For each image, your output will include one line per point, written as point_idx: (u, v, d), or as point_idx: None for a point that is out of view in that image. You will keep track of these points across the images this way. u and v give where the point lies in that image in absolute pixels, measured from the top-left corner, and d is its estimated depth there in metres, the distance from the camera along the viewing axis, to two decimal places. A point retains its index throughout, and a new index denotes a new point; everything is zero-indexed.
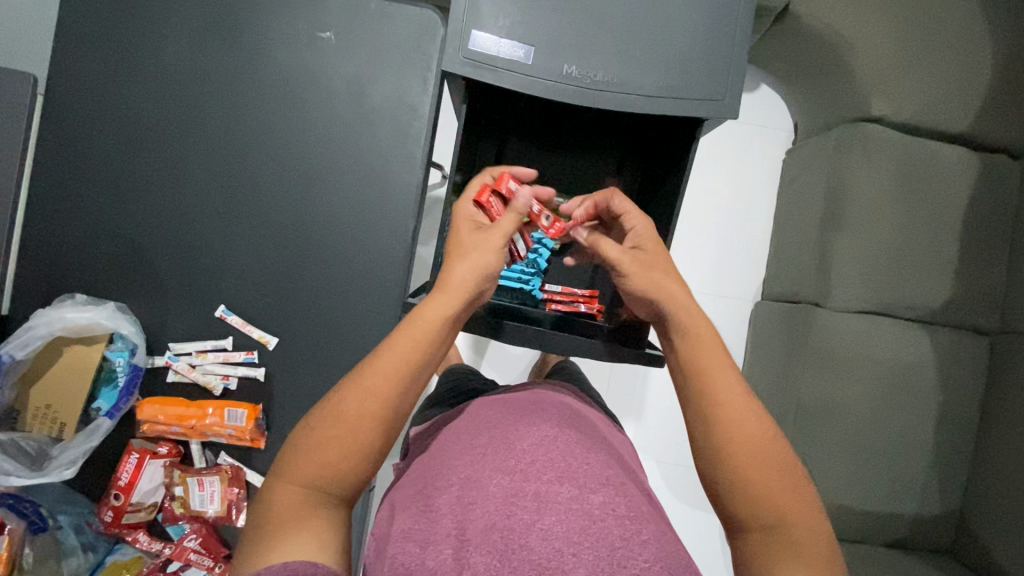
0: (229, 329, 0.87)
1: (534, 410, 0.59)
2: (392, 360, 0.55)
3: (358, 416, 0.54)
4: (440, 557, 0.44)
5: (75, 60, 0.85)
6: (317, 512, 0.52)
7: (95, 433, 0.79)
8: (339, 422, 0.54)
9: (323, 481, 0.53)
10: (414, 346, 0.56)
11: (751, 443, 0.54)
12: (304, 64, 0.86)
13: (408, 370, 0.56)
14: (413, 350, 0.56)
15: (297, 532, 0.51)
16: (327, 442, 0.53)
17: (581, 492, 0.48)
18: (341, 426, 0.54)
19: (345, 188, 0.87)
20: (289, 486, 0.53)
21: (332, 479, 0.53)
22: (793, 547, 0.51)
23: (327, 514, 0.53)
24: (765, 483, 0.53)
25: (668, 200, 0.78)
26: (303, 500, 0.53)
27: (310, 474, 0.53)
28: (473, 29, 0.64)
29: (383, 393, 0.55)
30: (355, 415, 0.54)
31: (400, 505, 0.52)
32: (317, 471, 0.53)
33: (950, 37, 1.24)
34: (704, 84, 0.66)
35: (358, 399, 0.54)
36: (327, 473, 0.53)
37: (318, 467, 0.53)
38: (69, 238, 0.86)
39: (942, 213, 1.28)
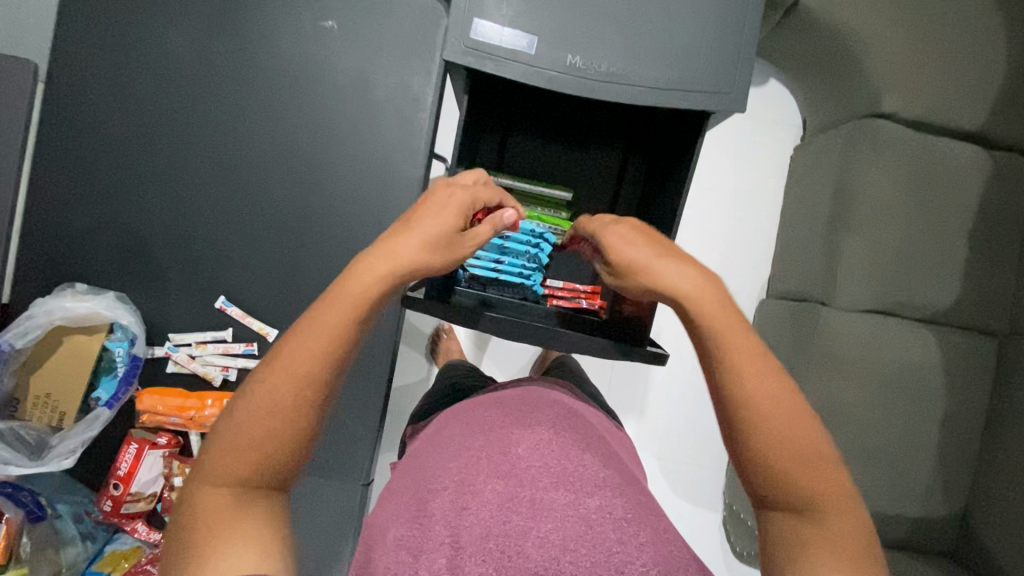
0: (229, 320, 0.86)
1: (528, 411, 0.58)
2: (316, 333, 0.47)
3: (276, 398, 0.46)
4: (434, 567, 0.43)
5: (76, 49, 0.84)
6: (246, 511, 0.45)
7: (95, 422, 0.79)
8: (253, 416, 0.46)
9: (247, 478, 0.46)
10: (340, 316, 0.48)
11: (782, 434, 0.51)
12: (305, 54, 0.85)
13: (334, 341, 0.47)
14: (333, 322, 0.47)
15: (229, 537, 0.43)
16: (244, 432, 0.46)
17: (578, 496, 0.48)
18: (256, 414, 0.46)
19: (346, 179, 0.86)
20: (208, 487, 0.45)
21: (257, 474, 0.46)
22: (830, 536, 0.49)
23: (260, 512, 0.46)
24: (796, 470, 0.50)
25: (671, 193, 0.77)
26: (228, 502, 0.45)
27: (231, 468, 0.45)
28: (476, 18, 0.63)
29: (302, 370, 0.46)
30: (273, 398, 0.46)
31: (391, 510, 0.51)
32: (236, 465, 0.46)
33: (965, 33, 1.22)
34: (712, 76, 0.65)
35: (271, 387, 0.46)
36: (249, 466, 0.45)
37: (236, 462, 0.45)
38: (69, 229, 0.86)
39: (953, 213, 1.26)
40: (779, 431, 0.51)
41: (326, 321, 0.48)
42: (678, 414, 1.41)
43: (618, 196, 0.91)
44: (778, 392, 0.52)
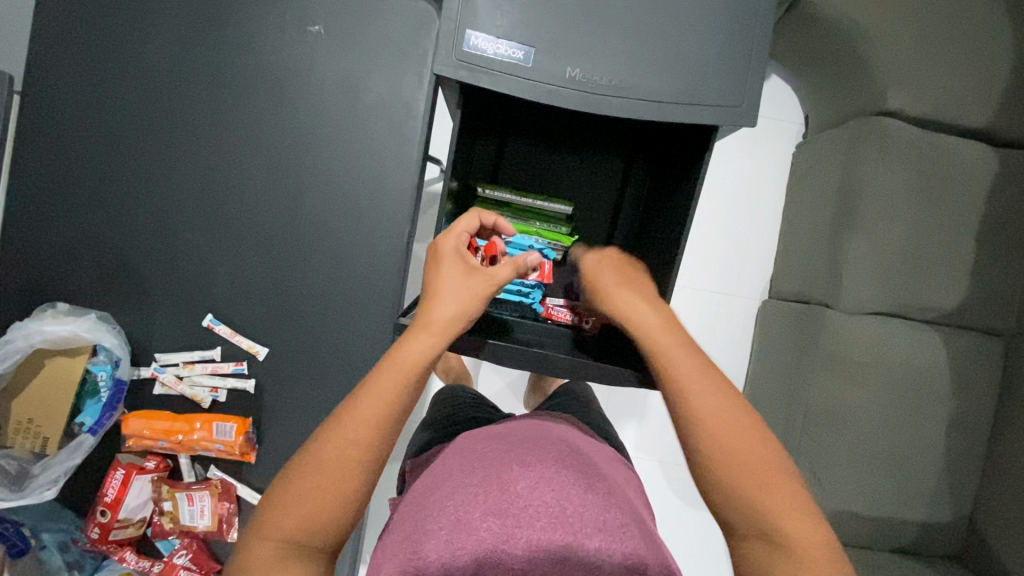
0: (217, 339, 0.83)
1: (530, 441, 0.55)
2: (374, 402, 0.51)
3: (339, 461, 0.49)
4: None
5: (51, 57, 0.81)
6: (294, 566, 0.47)
7: (78, 450, 0.77)
8: (312, 473, 0.49)
9: (297, 534, 0.47)
10: (397, 384, 0.52)
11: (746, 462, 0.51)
12: (292, 60, 0.81)
13: (390, 408, 0.51)
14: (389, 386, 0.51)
15: None
16: (305, 493, 0.48)
17: (577, 540, 0.45)
18: (318, 476, 0.48)
19: (337, 192, 0.83)
20: (264, 541, 0.47)
21: (307, 531, 0.48)
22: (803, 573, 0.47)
23: (306, 567, 0.47)
24: (756, 490, 0.50)
25: (676, 205, 0.73)
26: (276, 556, 0.47)
27: (288, 526, 0.47)
28: (468, 29, 0.60)
29: (362, 436, 0.50)
30: (335, 462, 0.49)
31: (388, 543, 0.49)
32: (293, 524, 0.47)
33: (973, 27, 1.18)
34: (719, 87, 0.62)
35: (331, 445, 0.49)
36: (307, 524, 0.48)
37: (289, 517, 0.48)
38: (49, 246, 0.82)
39: (960, 213, 1.23)
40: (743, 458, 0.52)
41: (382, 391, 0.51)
42: None
43: (621, 206, 0.87)
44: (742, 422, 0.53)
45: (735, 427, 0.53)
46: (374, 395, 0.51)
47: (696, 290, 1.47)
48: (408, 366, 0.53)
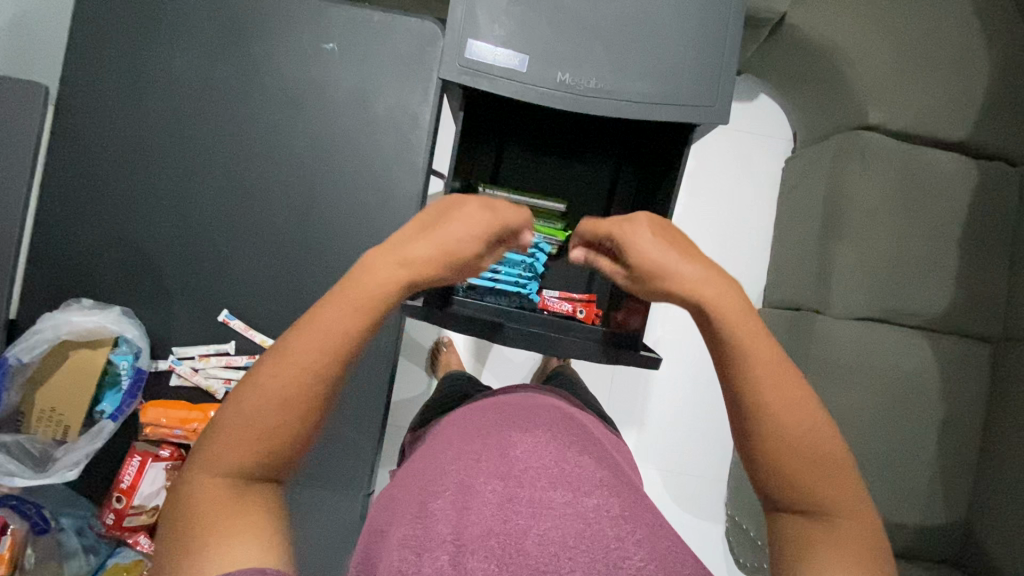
0: (232, 333, 0.88)
1: (526, 415, 0.60)
2: (330, 334, 0.47)
3: (287, 391, 0.47)
4: (437, 563, 0.43)
5: (86, 73, 0.88)
6: (245, 500, 0.48)
7: (99, 435, 0.80)
8: (256, 399, 0.47)
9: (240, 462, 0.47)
10: (356, 317, 0.49)
11: (795, 438, 0.52)
12: (308, 74, 0.88)
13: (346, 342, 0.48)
14: (342, 321, 0.48)
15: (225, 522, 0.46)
16: (253, 421, 0.47)
17: (575, 497, 0.49)
18: (264, 403, 0.47)
19: (347, 195, 0.89)
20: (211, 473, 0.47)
21: (248, 461, 0.47)
22: (841, 536, 0.51)
23: (259, 500, 0.48)
24: (806, 472, 0.52)
25: (661, 202, 0.79)
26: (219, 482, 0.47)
27: (234, 456, 0.47)
28: (470, 39, 0.66)
29: (314, 367, 0.47)
30: (285, 392, 0.47)
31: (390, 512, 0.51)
32: (241, 454, 0.47)
33: (946, 48, 1.26)
34: (695, 90, 0.68)
35: (278, 372, 0.47)
36: (251, 455, 0.47)
37: (239, 449, 0.47)
38: (77, 246, 0.88)
39: (942, 221, 1.29)
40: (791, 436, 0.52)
41: (335, 320, 0.48)
42: (677, 425, 1.42)
43: (612, 203, 0.93)
44: (795, 398, 0.53)
45: (793, 411, 0.53)
46: (331, 328, 0.48)
47: None
48: (364, 302, 0.49)
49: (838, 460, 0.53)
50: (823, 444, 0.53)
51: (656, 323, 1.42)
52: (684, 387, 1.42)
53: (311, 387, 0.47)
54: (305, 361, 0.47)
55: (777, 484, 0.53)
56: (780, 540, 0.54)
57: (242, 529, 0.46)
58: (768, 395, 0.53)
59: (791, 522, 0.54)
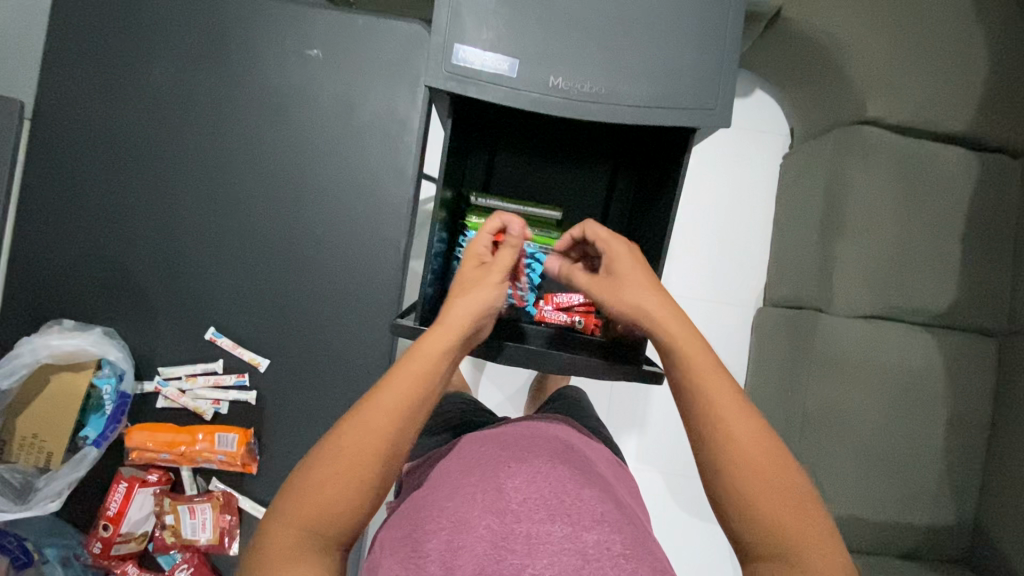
0: (219, 352, 0.85)
1: (526, 444, 0.57)
2: (396, 395, 0.52)
3: (359, 451, 0.50)
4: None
5: (60, 85, 0.84)
6: (313, 558, 0.48)
7: (82, 463, 0.78)
8: (335, 464, 0.49)
9: (318, 522, 0.48)
10: (420, 375, 0.53)
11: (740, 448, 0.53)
12: (291, 82, 0.85)
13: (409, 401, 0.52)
14: (409, 389, 0.52)
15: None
16: (326, 483, 0.49)
17: (574, 534, 0.46)
18: (336, 466, 0.49)
19: (336, 206, 0.86)
20: (287, 529, 0.48)
21: (325, 522, 0.48)
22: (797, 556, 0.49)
23: (326, 558, 0.48)
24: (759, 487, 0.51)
25: (659, 208, 0.77)
26: (295, 543, 0.48)
27: (307, 515, 0.48)
28: (457, 43, 0.63)
29: (382, 428, 0.51)
30: (355, 452, 0.50)
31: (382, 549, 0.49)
32: (313, 514, 0.48)
33: (945, 38, 1.23)
34: (694, 92, 0.65)
35: (357, 439, 0.50)
36: (328, 514, 0.48)
37: (316, 507, 0.48)
38: (56, 264, 0.85)
39: (944, 215, 1.26)
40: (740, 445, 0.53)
41: (403, 386, 0.53)
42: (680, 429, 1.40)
43: (608, 209, 0.90)
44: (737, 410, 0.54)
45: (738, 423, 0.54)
46: (397, 390, 0.52)
47: (691, 299, 1.49)
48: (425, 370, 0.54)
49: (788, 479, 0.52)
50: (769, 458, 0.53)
51: None
52: None
53: (380, 445, 0.50)
54: (380, 433, 0.50)
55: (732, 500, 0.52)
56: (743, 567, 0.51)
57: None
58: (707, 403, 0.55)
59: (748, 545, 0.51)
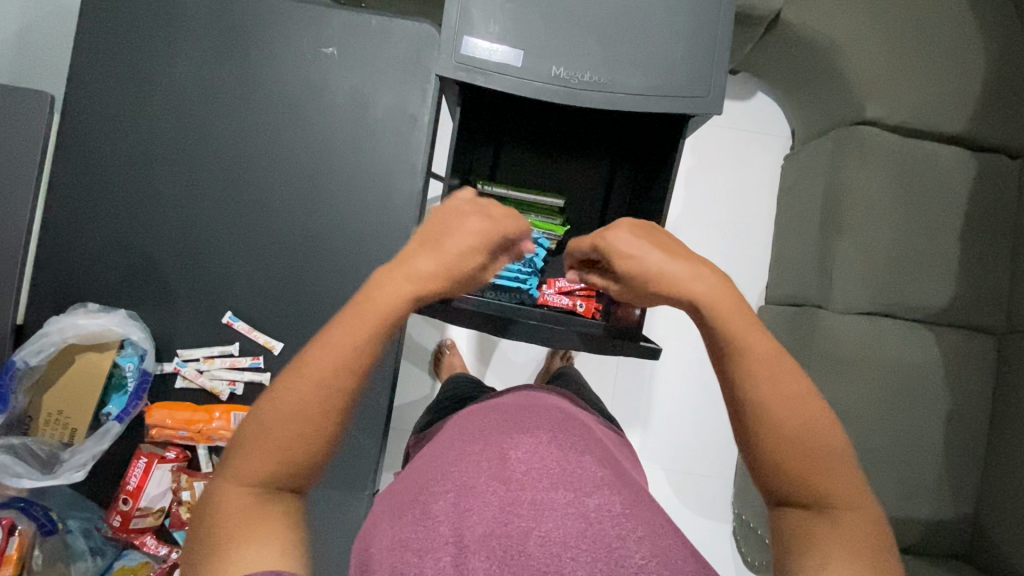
0: (236, 335, 0.89)
1: (527, 416, 0.60)
2: (342, 347, 0.50)
3: (304, 402, 0.49)
4: (439, 564, 0.44)
5: (90, 82, 0.89)
6: (270, 510, 0.49)
7: (105, 437, 0.81)
8: (274, 417, 0.49)
9: (270, 477, 0.49)
10: (367, 327, 0.52)
11: (792, 426, 0.52)
12: (308, 78, 0.89)
13: (356, 356, 0.51)
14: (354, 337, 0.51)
15: (250, 533, 0.47)
16: (272, 434, 0.49)
17: (576, 497, 0.49)
18: (279, 419, 0.49)
19: (348, 195, 0.90)
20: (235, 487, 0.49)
21: (278, 475, 0.49)
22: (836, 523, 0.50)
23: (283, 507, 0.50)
24: (802, 457, 0.51)
25: (657, 194, 0.80)
26: (244, 499, 0.48)
27: (253, 470, 0.48)
28: (466, 35, 0.67)
29: (324, 379, 0.50)
30: (299, 403, 0.49)
31: (391, 512, 0.52)
32: (260, 467, 0.49)
33: (941, 41, 1.26)
34: (689, 81, 0.68)
35: (296, 391, 0.49)
36: (273, 468, 0.49)
37: (261, 463, 0.49)
38: (83, 251, 0.89)
39: (942, 214, 1.28)
40: (783, 420, 0.52)
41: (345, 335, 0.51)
42: (681, 423, 1.41)
43: (609, 199, 0.94)
44: (791, 388, 0.53)
45: (788, 398, 0.52)
46: (341, 343, 0.51)
47: None
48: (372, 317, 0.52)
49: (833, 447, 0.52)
50: (817, 433, 0.52)
51: (659, 322, 1.42)
52: (687, 385, 1.42)
53: (323, 397, 0.49)
54: (320, 380, 0.50)
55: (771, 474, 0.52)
56: (781, 533, 0.52)
57: (270, 537, 0.47)
58: (762, 378, 0.53)
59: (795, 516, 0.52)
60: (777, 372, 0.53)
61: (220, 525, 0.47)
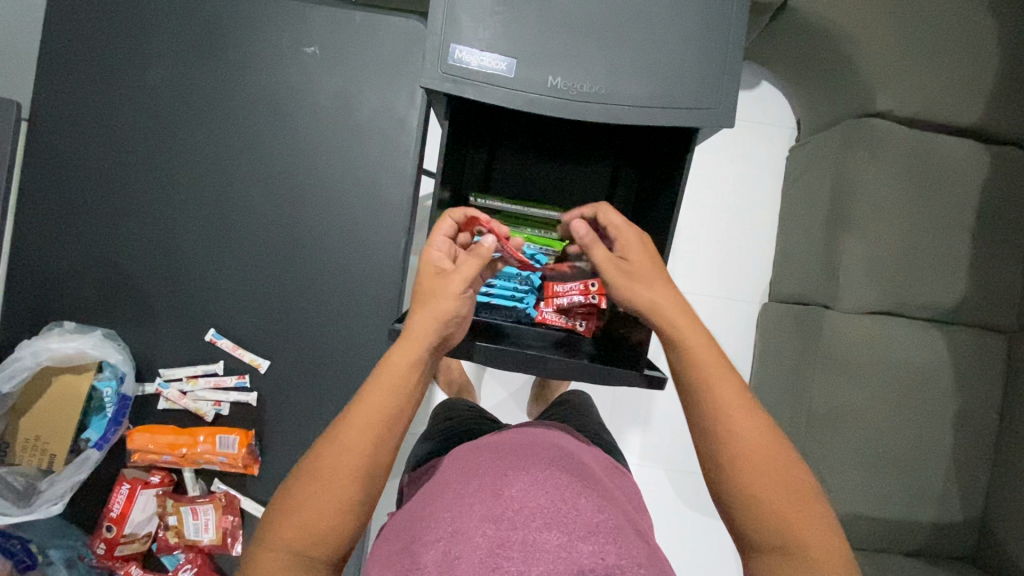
0: (220, 353, 0.85)
1: (524, 453, 0.57)
2: (372, 409, 0.51)
3: (335, 470, 0.49)
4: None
5: (56, 85, 0.84)
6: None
7: (84, 465, 0.78)
8: (315, 483, 0.49)
9: (309, 546, 0.48)
10: (388, 390, 0.52)
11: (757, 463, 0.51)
12: (288, 80, 0.84)
13: (388, 416, 0.52)
14: (385, 398, 0.52)
15: None
16: (303, 505, 0.49)
17: (569, 541, 0.45)
18: (318, 485, 0.49)
19: (335, 205, 0.85)
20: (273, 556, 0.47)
21: (316, 543, 0.48)
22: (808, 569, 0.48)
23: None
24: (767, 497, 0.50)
25: (661, 206, 0.76)
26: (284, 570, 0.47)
27: (294, 539, 0.48)
28: (453, 43, 0.62)
29: (360, 443, 0.50)
30: (329, 472, 0.49)
31: (382, 566, 0.49)
32: (293, 537, 0.48)
33: (957, 28, 1.20)
34: (696, 90, 0.63)
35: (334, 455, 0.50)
36: (313, 536, 0.48)
37: (300, 531, 0.48)
38: (57, 266, 0.85)
39: (954, 210, 1.24)
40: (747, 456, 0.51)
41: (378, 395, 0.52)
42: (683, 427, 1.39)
43: (610, 207, 0.89)
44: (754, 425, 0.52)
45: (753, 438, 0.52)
46: (370, 406, 0.51)
47: (695, 295, 1.48)
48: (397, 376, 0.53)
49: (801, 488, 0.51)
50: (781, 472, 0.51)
51: None
52: None
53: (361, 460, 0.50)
54: (358, 443, 0.50)
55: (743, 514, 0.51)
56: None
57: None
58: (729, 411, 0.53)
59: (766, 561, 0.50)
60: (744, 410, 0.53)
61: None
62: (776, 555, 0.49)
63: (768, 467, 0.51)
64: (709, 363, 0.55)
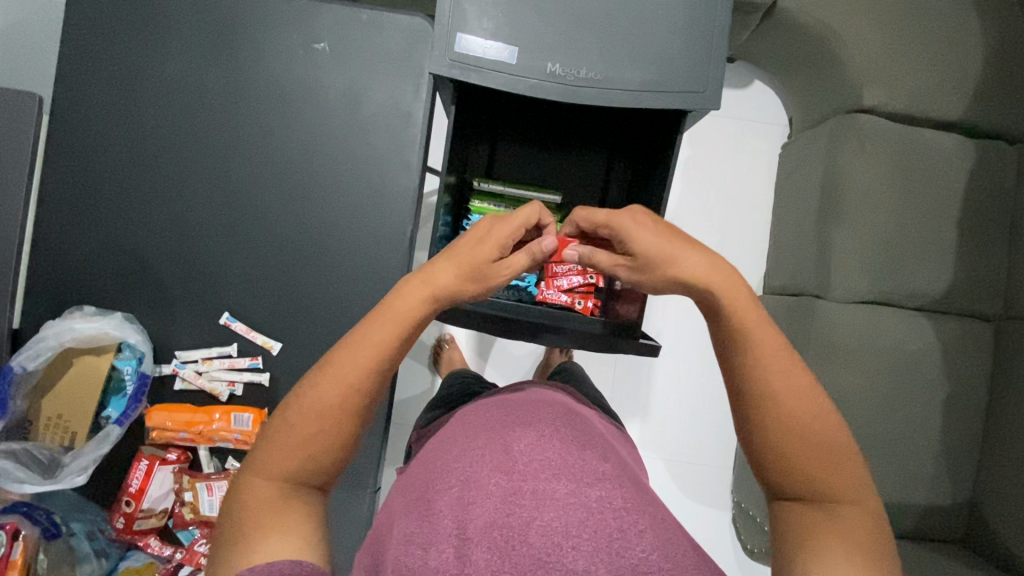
0: (234, 336, 0.89)
1: (528, 411, 0.60)
2: (362, 355, 0.53)
3: (325, 405, 0.52)
4: (443, 557, 0.45)
5: (77, 81, 0.88)
6: (291, 507, 0.51)
7: (106, 440, 0.82)
8: (302, 416, 0.52)
9: (295, 473, 0.52)
10: (384, 336, 0.54)
11: (797, 423, 0.51)
12: (299, 74, 0.88)
13: (377, 363, 0.54)
14: (375, 343, 0.53)
15: (272, 526, 0.50)
16: (291, 437, 0.52)
17: (577, 489, 0.49)
18: (307, 418, 0.52)
19: (343, 193, 0.89)
20: (259, 479, 0.52)
21: (302, 471, 0.52)
22: (837, 517, 0.50)
23: (305, 504, 0.53)
24: (804, 453, 0.51)
25: (655, 189, 0.80)
26: (270, 492, 0.51)
27: (279, 466, 0.52)
28: (459, 33, 0.66)
29: (349, 383, 0.53)
30: (318, 409, 0.52)
31: (401, 507, 0.52)
32: (283, 464, 0.52)
33: (940, 26, 1.25)
34: (686, 75, 0.68)
35: (322, 392, 0.52)
36: (296, 464, 0.52)
37: (285, 458, 0.52)
38: (77, 254, 0.88)
39: (939, 200, 1.28)
40: (793, 417, 0.52)
41: (370, 341, 0.54)
42: (681, 415, 1.42)
43: (607, 193, 0.93)
44: (799, 386, 0.52)
45: (797, 397, 0.52)
46: (361, 350, 0.53)
47: None
48: (393, 326, 0.54)
49: (837, 446, 0.52)
50: (823, 430, 0.52)
51: (657, 314, 1.42)
52: (686, 377, 1.42)
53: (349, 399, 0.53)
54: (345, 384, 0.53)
55: (772, 466, 0.52)
56: (781, 525, 0.53)
57: (291, 533, 0.50)
58: (771, 373, 0.52)
59: (796, 508, 0.52)
60: (783, 370, 0.53)
61: (243, 522, 0.50)
62: (808, 507, 0.52)
63: (806, 426, 0.52)
64: (745, 309, 0.54)
